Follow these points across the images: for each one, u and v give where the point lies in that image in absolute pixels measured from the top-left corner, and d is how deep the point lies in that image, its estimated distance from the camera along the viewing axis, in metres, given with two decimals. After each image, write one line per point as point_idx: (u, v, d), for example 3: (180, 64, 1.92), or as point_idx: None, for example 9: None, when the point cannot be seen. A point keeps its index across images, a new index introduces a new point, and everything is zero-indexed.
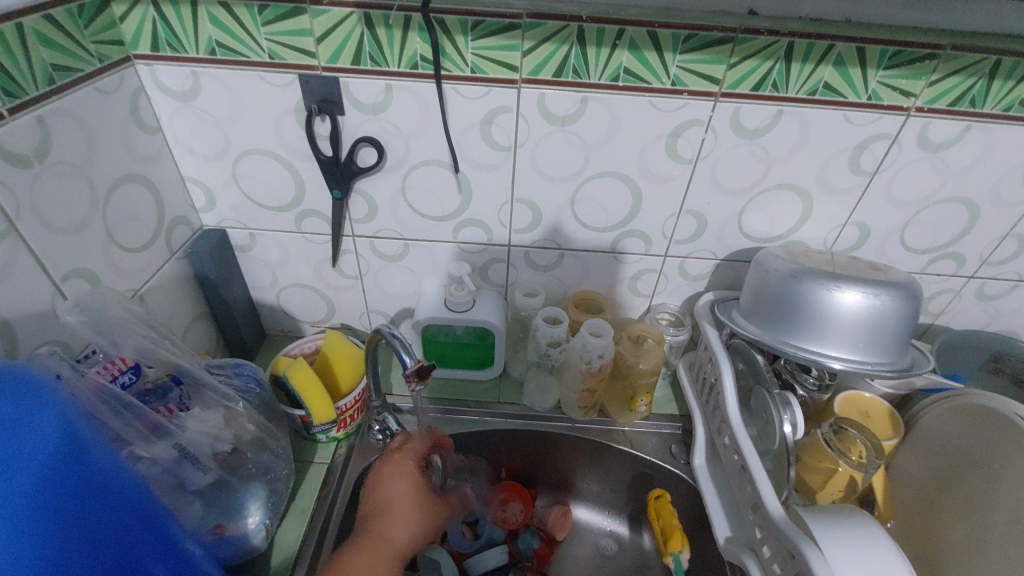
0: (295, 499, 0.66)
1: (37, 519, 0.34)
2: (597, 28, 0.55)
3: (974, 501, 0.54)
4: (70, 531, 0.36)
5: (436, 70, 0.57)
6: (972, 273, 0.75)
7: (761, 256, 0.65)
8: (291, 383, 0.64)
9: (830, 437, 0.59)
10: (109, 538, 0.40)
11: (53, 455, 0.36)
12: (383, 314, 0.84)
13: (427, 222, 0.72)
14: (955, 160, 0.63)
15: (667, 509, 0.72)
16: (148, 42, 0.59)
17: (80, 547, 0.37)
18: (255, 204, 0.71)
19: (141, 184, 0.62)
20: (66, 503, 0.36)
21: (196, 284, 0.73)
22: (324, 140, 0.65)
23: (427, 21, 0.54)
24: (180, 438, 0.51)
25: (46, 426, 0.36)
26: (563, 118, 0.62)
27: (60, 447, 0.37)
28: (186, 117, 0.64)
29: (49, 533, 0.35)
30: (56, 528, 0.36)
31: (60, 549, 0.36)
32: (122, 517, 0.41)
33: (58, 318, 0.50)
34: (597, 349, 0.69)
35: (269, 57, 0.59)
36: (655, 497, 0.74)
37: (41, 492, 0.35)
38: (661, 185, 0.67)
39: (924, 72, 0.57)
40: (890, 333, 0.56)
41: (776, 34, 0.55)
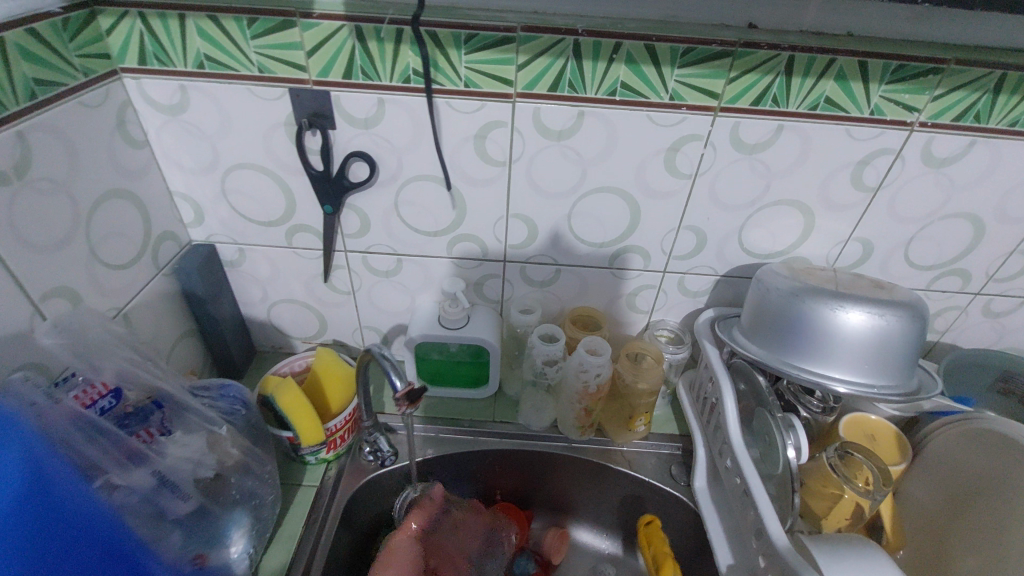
0: (282, 523, 0.63)
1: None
2: (593, 42, 0.54)
3: (989, 534, 0.52)
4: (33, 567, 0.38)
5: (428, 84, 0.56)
6: (978, 290, 0.73)
7: (762, 274, 0.63)
8: (278, 404, 0.62)
9: (835, 462, 0.56)
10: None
11: (14, 491, 0.39)
12: (375, 330, 0.82)
13: (420, 237, 0.70)
14: (961, 176, 0.62)
15: (658, 535, 0.71)
16: (135, 55, 0.57)
17: None
18: (244, 219, 0.70)
19: (127, 199, 0.61)
20: (29, 540, 0.39)
21: (184, 300, 0.71)
22: (315, 154, 0.63)
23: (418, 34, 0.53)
24: (159, 465, 0.49)
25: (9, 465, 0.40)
26: (558, 132, 0.60)
27: (22, 483, 0.40)
28: (174, 130, 0.63)
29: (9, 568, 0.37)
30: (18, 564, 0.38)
31: None
32: (91, 557, 0.42)
33: (34, 340, 0.48)
34: (594, 367, 0.67)
35: (258, 70, 0.57)
36: (647, 523, 0.72)
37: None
38: (659, 201, 0.66)
39: (927, 87, 0.56)
40: (896, 355, 0.54)
41: (776, 48, 0.54)
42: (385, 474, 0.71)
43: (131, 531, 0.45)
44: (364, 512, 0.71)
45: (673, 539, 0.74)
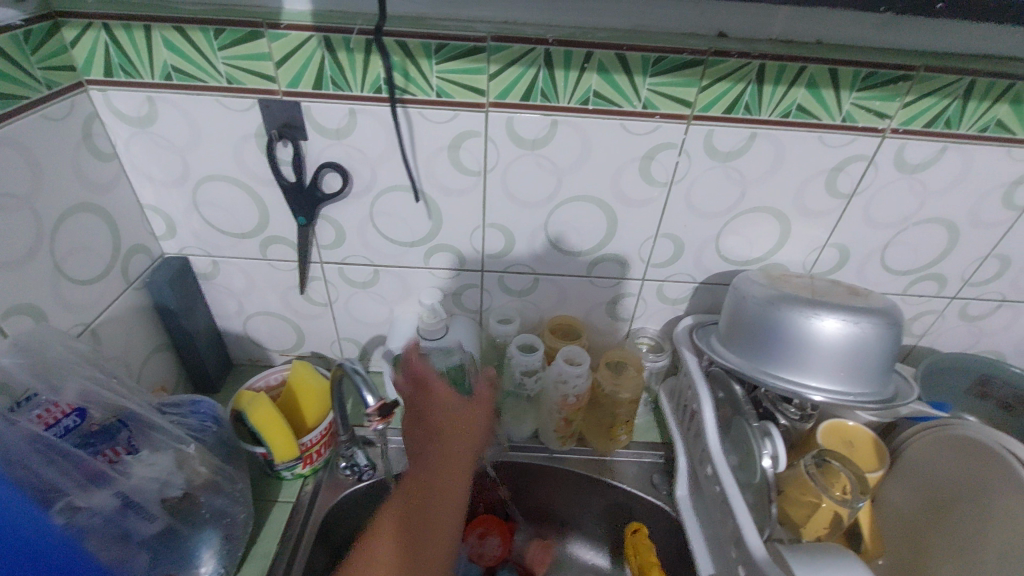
0: (255, 541, 0.62)
1: None
2: (564, 51, 0.54)
3: (965, 542, 0.52)
4: None
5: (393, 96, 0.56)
6: (954, 294, 0.73)
7: (739, 281, 0.63)
8: (250, 420, 0.61)
9: (813, 471, 0.56)
10: None
11: None
12: (354, 341, 0.81)
13: (396, 248, 0.70)
14: (933, 181, 0.62)
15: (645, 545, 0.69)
16: (101, 67, 0.57)
17: None
18: (217, 231, 0.69)
19: (95, 212, 0.60)
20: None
21: (156, 315, 0.70)
22: (287, 165, 0.62)
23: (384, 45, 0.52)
24: (123, 486, 0.48)
25: None
26: (532, 141, 0.60)
27: None
28: (142, 142, 0.62)
29: None
30: None
31: None
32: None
33: None
34: (573, 378, 0.67)
35: (227, 81, 0.57)
36: (631, 532, 0.71)
37: None
38: (636, 209, 0.65)
39: (897, 94, 0.56)
40: (871, 362, 0.54)
41: (746, 56, 0.54)
42: (363, 488, 0.70)
43: (92, 556, 0.44)
44: (342, 527, 0.70)
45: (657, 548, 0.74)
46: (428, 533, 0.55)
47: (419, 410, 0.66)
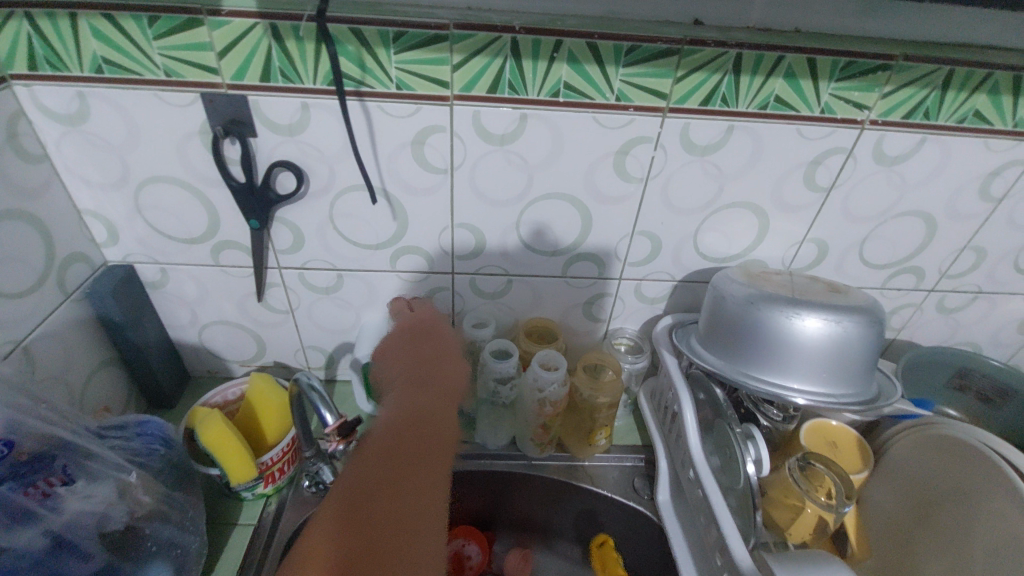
0: (212, 569, 0.58)
1: None
2: (532, 40, 0.51)
3: (951, 543, 0.51)
4: None
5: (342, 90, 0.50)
6: (932, 287, 0.72)
7: (717, 280, 0.61)
8: (202, 441, 0.57)
9: (797, 474, 0.54)
10: None
11: None
12: (320, 349, 0.77)
13: (361, 251, 0.66)
14: (912, 173, 0.61)
15: (612, 556, 0.69)
16: (23, 59, 0.51)
17: None
18: (164, 236, 0.64)
19: (21, 220, 0.54)
20: None
21: (100, 328, 0.64)
22: (236, 164, 0.58)
23: (327, 31, 0.47)
24: (54, 523, 0.43)
25: None
26: (501, 137, 0.57)
27: None
28: (75, 141, 0.56)
29: None
30: None
31: None
32: None
33: None
34: (550, 383, 0.64)
35: (165, 74, 0.52)
36: (598, 545, 0.71)
37: None
38: (611, 207, 0.63)
39: (876, 84, 0.54)
40: (854, 362, 0.53)
41: (723, 45, 0.51)
42: None
43: None
44: None
45: (639, 555, 0.72)
46: (386, 499, 0.48)
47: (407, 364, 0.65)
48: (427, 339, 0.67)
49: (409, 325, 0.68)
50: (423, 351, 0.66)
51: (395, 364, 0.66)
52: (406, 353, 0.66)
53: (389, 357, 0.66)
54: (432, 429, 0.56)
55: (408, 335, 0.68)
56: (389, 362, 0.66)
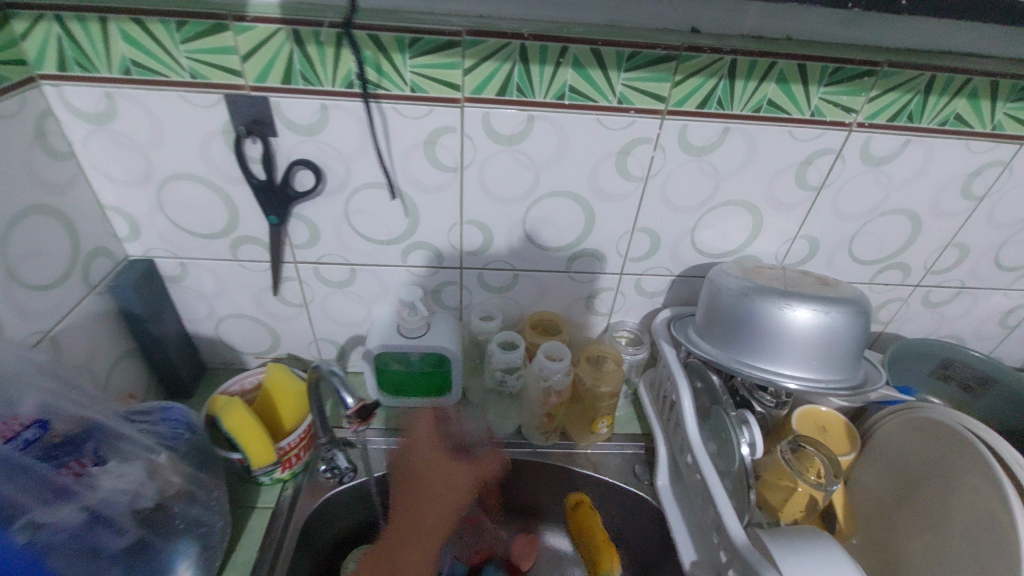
0: (234, 549, 0.61)
1: None
2: (539, 46, 0.54)
3: (930, 518, 0.54)
4: None
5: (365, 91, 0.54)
6: (918, 282, 0.76)
7: (714, 273, 0.64)
8: (225, 425, 0.60)
9: (788, 456, 0.58)
10: None
11: None
12: (331, 342, 0.80)
13: (373, 246, 0.69)
14: (897, 173, 0.64)
15: (589, 517, 0.72)
16: (54, 62, 0.54)
17: None
18: (185, 231, 0.66)
19: (49, 215, 0.56)
20: None
21: (121, 320, 0.67)
22: (256, 163, 0.61)
23: (352, 39, 0.51)
24: (89, 500, 0.45)
25: None
26: (509, 137, 0.60)
27: None
28: (102, 140, 0.59)
29: None
30: None
31: None
32: None
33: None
34: (555, 373, 0.68)
35: (190, 76, 0.54)
36: (576, 507, 0.73)
37: None
38: (613, 204, 0.66)
39: (863, 89, 0.57)
40: (842, 349, 0.56)
41: (718, 52, 0.54)
42: (345, 490, 0.70)
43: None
44: (323, 530, 0.70)
45: (639, 540, 0.75)
46: None
47: (415, 473, 0.74)
48: (440, 479, 0.74)
49: (428, 457, 0.74)
50: (430, 475, 0.74)
51: (424, 448, 0.75)
52: (433, 434, 0.75)
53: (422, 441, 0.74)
54: (421, 548, 0.70)
55: (428, 445, 0.74)
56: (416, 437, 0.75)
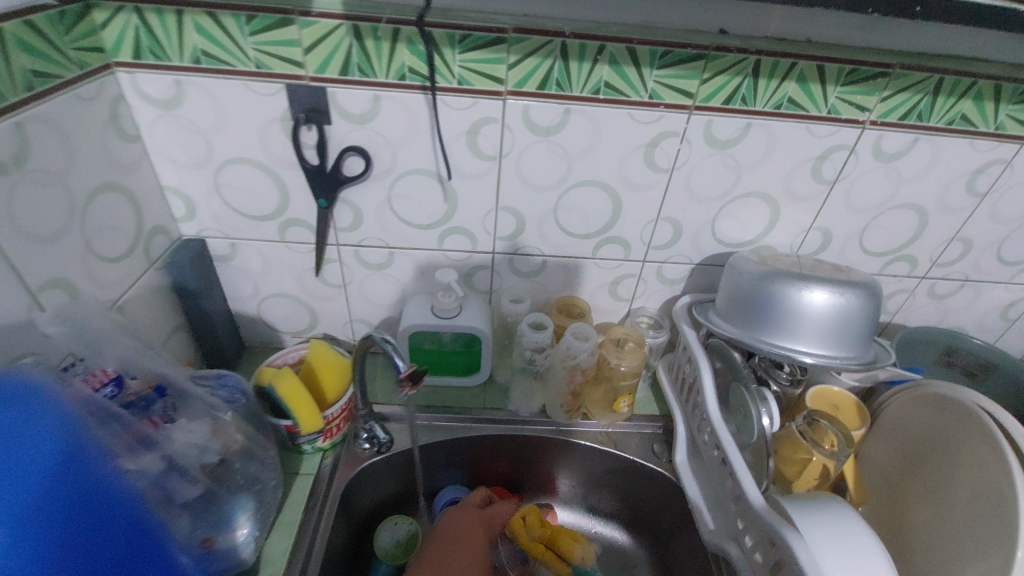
0: (283, 509, 0.65)
1: (41, 540, 0.35)
2: (579, 44, 0.58)
3: (936, 484, 0.58)
4: (74, 546, 0.37)
5: (429, 83, 0.59)
6: (924, 274, 0.80)
7: (735, 260, 0.69)
8: (278, 393, 0.65)
9: (803, 429, 0.62)
10: (102, 560, 0.39)
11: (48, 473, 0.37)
12: (366, 323, 0.84)
13: (413, 230, 0.73)
14: (906, 169, 0.69)
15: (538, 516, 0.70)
16: (130, 50, 0.58)
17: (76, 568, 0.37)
18: (237, 213, 0.71)
19: (119, 192, 0.61)
20: (68, 527, 0.37)
21: (175, 295, 0.71)
22: (310, 149, 0.65)
23: (424, 34, 0.55)
24: (168, 450, 0.50)
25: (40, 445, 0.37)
26: (546, 128, 0.64)
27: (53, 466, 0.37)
28: (168, 125, 0.63)
29: (59, 547, 0.36)
30: (64, 541, 0.37)
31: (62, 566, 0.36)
32: (111, 546, 0.40)
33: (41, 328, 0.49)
34: (582, 352, 0.72)
35: (255, 66, 0.59)
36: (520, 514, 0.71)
37: (43, 520, 0.36)
38: (640, 194, 0.70)
39: (876, 89, 0.62)
40: (856, 329, 0.60)
41: (744, 52, 0.59)
42: (381, 460, 0.74)
43: (145, 512, 0.43)
44: (360, 498, 0.74)
45: (655, 515, 0.79)
46: None
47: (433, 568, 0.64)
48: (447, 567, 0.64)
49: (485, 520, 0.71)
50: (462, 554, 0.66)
51: (476, 522, 0.70)
52: (465, 541, 0.67)
53: (463, 527, 0.69)
54: None
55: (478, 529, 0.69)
56: (456, 529, 0.68)
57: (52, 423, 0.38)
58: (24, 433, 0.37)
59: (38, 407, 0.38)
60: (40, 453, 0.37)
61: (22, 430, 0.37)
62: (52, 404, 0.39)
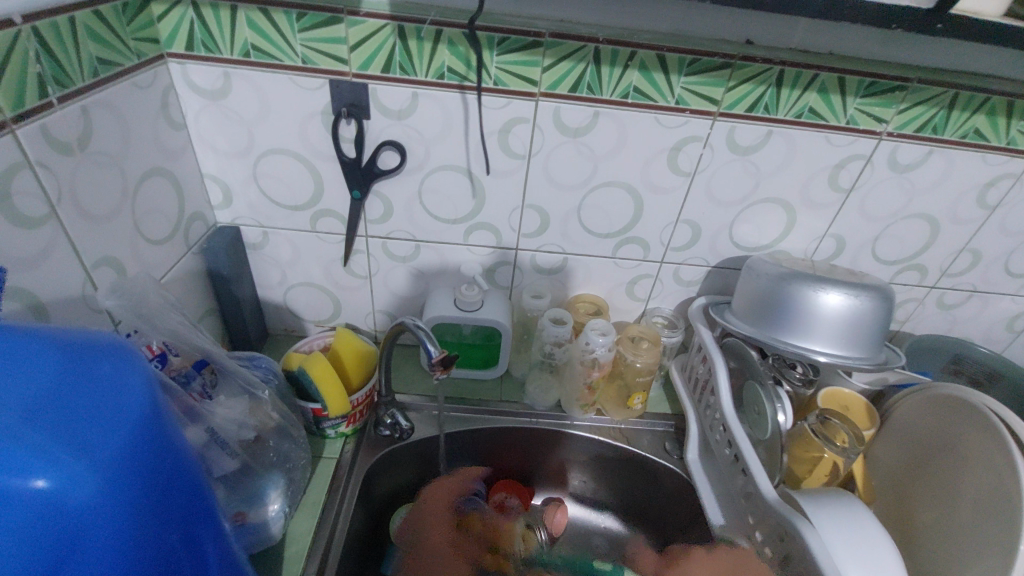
0: (306, 491, 0.67)
1: (125, 502, 0.31)
2: (612, 49, 0.61)
3: (943, 480, 0.61)
4: (151, 512, 0.33)
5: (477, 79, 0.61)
6: (933, 284, 0.83)
7: (752, 261, 0.71)
8: (308, 375, 0.67)
9: (816, 427, 0.64)
10: (173, 527, 0.35)
11: (131, 433, 0.32)
12: (388, 314, 0.86)
13: (440, 224, 0.75)
14: (920, 180, 0.71)
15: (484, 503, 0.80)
16: (183, 42, 0.61)
17: (150, 534, 0.33)
18: (272, 202, 0.73)
19: (165, 177, 0.63)
20: (150, 490, 0.33)
21: (209, 279, 0.74)
22: (347, 142, 0.68)
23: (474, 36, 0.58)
24: (211, 423, 0.52)
25: (125, 401, 0.32)
26: (575, 130, 0.67)
27: (135, 427, 0.32)
28: (213, 115, 0.66)
29: (139, 511, 0.32)
30: (144, 505, 0.32)
31: (138, 530, 0.32)
32: (178, 513, 0.36)
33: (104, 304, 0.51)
34: (600, 347, 0.74)
35: (302, 61, 0.62)
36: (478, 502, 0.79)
37: (127, 481, 0.31)
38: (662, 196, 0.73)
39: (894, 101, 0.64)
40: (870, 330, 0.63)
41: (769, 63, 0.62)
42: (400, 447, 0.76)
43: (202, 477, 0.40)
44: (379, 485, 0.76)
45: (664, 512, 0.80)
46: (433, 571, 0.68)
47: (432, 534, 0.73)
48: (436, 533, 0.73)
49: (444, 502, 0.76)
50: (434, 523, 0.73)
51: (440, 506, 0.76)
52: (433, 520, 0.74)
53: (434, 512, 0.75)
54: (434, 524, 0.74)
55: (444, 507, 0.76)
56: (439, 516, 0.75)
57: (137, 389, 0.33)
58: (111, 394, 0.32)
59: (124, 368, 0.34)
60: (122, 421, 0.32)
61: (104, 389, 0.32)
62: (135, 369, 0.34)
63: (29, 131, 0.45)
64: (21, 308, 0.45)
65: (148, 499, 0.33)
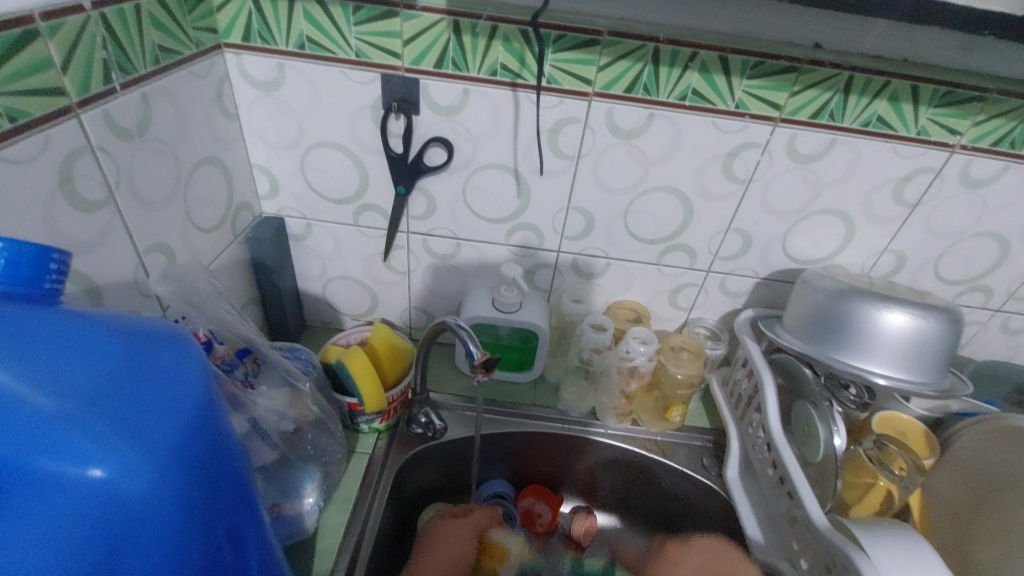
0: (339, 485, 0.67)
1: (178, 491, 0.31)
2: (671, 50, 0.59)
3: (1009, 518, 0.56)
4: (202, 502, 0.33)
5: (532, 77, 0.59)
6: (998, 307, 0.78)
7: (806, 275, 0.68)
8: (347, 369, 0.67)
9: (872, 453, 0.61)
10: (220, 518, 0.35)
11: (186, 423, 0.32)
12: (424, 312, 0.86)
13: (482, 223, 0.74)
14: (993, 197, 0.67)
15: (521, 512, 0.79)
16: (240, 32, 0.61)
17: (199, 525, 0.33)
18: (318, 194, 0.73)
19: (217, 166, 0.64)
20: (202, 481, 0.33)
21: (252, 269, 0.74)
22: (395, 137, 0.67)
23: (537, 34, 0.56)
24: (253, 413, 0.52)
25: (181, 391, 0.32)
26: (627, 131, 0.65)
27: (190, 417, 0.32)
28: (265, 106, 0.66)
29: (191, 501, 0.32)
30: (195, 496, 0.32)
31: (188, 521, 0.32)
32: (225, 504, 0.35)
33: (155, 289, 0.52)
34: (640, 356, 0.71)
35: (355, 54, 0.61)
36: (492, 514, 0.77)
37: (181, 471, 0.31)
38: (713, 203, 0.70)
39: (971, 113, 0.61)
40: (934, 355, 0.59)
41: (837, 67, 0.59)
42: (431, 447, 0.75)
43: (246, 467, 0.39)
44: (409, 483, 0.75)
45: (698, 530, 0.78)
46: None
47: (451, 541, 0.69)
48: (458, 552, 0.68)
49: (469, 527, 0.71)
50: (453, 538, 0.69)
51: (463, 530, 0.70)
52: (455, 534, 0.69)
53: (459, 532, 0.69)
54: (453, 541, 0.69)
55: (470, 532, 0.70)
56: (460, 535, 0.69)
57: (188, 378, 0.33)
58: (166, 383, 0.32)
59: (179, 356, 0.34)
60: (174, 410, 0.31)
61: (160, 378, 0.32)
62: (187, 358, 0.34)
63: (92, 116, 0.45)
64: (78, 291, 0.46)
65: (199, 489, 0.32)
